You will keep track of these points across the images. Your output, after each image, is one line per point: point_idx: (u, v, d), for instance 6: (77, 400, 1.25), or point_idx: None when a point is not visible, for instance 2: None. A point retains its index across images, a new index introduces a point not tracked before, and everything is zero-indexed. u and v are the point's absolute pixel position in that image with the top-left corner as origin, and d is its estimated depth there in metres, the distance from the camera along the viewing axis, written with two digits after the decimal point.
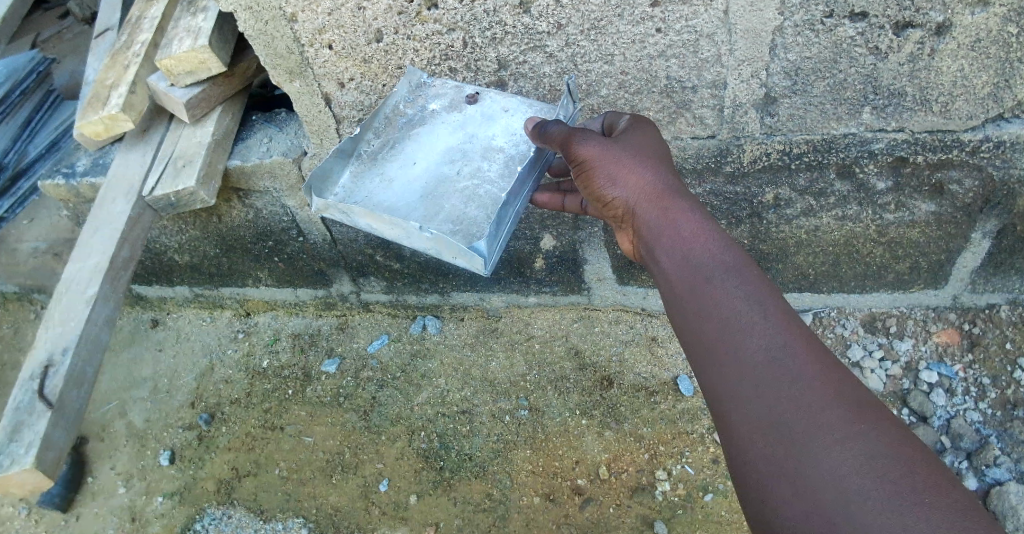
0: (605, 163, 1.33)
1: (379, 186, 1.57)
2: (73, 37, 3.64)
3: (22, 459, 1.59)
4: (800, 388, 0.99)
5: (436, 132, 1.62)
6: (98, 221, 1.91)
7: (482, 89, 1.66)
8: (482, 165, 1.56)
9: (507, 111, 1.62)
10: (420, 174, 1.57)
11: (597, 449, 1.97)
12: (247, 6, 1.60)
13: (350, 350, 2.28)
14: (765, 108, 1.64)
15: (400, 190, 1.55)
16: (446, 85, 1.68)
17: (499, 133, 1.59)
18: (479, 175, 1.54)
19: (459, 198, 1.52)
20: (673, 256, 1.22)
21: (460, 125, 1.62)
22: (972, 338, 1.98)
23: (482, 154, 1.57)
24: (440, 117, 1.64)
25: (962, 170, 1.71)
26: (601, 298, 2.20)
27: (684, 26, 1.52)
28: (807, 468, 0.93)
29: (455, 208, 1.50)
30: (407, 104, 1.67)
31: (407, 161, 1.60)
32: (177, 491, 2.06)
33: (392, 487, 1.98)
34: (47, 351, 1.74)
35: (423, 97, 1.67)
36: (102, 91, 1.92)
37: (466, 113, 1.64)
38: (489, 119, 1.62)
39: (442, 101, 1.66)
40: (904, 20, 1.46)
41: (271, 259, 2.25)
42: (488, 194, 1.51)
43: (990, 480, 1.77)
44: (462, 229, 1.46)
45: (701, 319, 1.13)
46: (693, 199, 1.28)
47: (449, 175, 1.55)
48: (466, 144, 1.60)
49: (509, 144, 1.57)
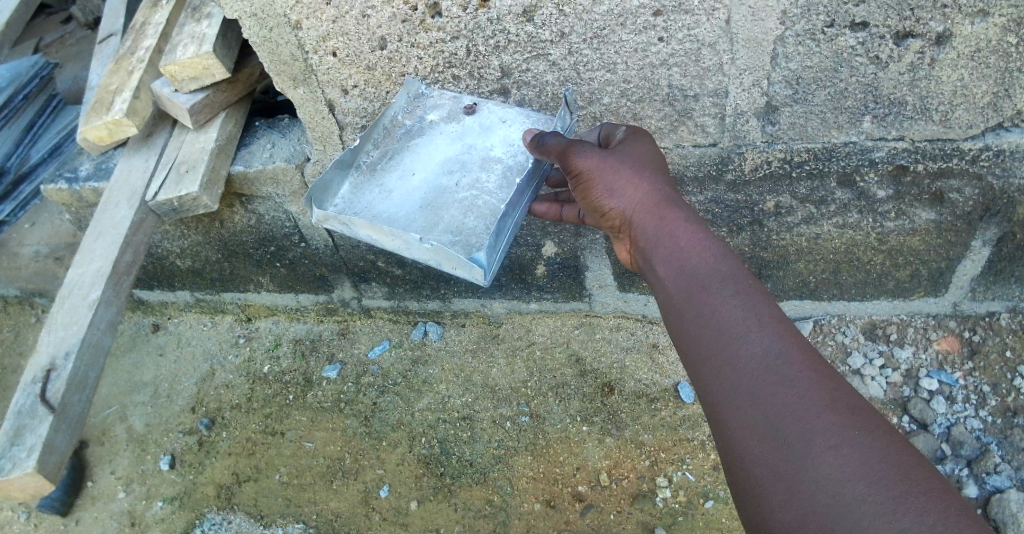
0: (602, 174, 1.34)
1: (379, 197, 1.58)
2: (76, 42, 3.67)
3: (23, 463, 1.59)
4: (797, 394, 1.00)
5: (434, 143, 1.63)
6: (101, 226, 1.91)
7: (480, 100, 1.67)
8: (481, 176, 1.56)
9: (505, 123, 1.63)
10: (419, 185, 1.58)
11: (598, 456, 1.97)
12: (252, 13, 1.61)
13: (351, 356, 2.28)
14: (766, 116, 1.65)
15: (401, 201, 1.56)
16: (444, 96, 1.69)
17: (497, 144, 1.60)
18: (478, 186, 1.55)
19: (458, 210, 1.52)
20: (670, 264, 1.23)
21: (459, 136, 1.63)
22: (972, 346, 1.99)
23: (480, 165, 1.58)
24: (438, 128, 1.65)
25: (962, 178, 1.72)
26: (602, 305, 2.21)
27: (685, 35, 1.53)
28: (804, 474, 0.94)
29: (454, 219, 1.51)
30: (406, 115, 1.68)
31: (406, 172, 1.60)
32: (177, 496, 2.06)
33: (393, 492, 1.98)
34: (49, 356, 1.74)
35: (421, 108, 1.68)
36: (107, 97, 1.93)
37: (464, 123, 1.65)
38: (487, 130, 1.63)
39: (441, 112, 1.67)
40: (904, 30, 1.47)
41: (272, 264, 2.25)
42: (487, 205, 1.51)
43: (990, 487, 1.77)
44: (463, 239, 1.47)
45: (698, 327, 1.13)
46: (689, 208, 1.29)
47: (447, 187, 1.56)
48: (464, 155, 1.60)
49: (507, 154, 1.58)
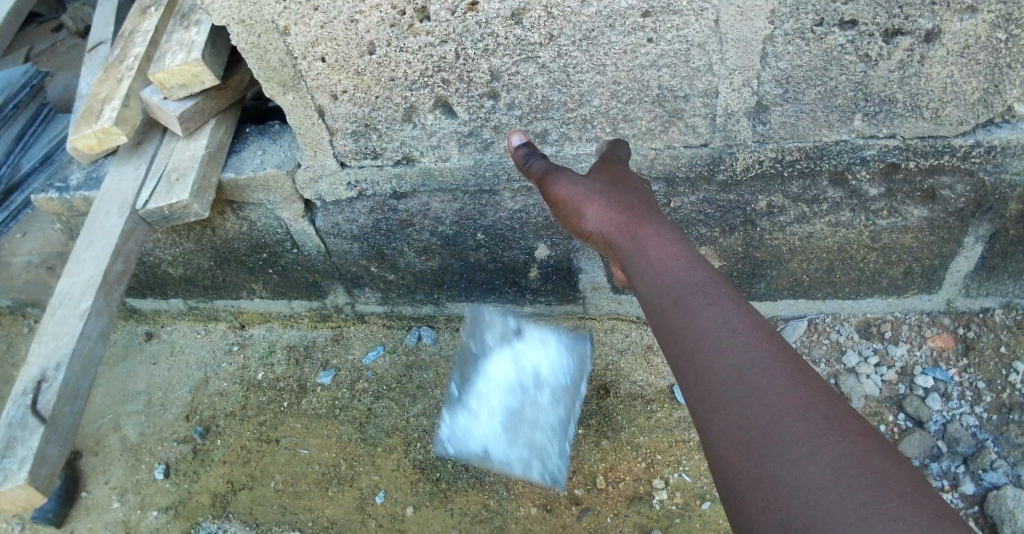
0: (579, 199, 1.35)
1: (467, 426, 1.75)
2: (67, 50, 3.65)
3: (14, 475, 1.57)
4: (771, 404, 0.99)
5: (496, 353, 1.79)
6: (90, 235, 1.90)
7: (524, 322, 1.81)
8: (541, 389, 1.77)
9: (543, 343, 1.80)
10: (492, 412, 1.75)
11: (594, 459, 1.96)
12: (240, 19, 1.60)
13: (345, 362, 2.27)
14: (756, 116, 1.65)
15: (487, 424, 1.74)
16: (496, 317, 1.83)
17: (544, 366, 1.79)
18: (541, 385, 1.77)
19: (531, 432, 1.73)
20: (648, 279, 1.22)
21: (515, 361, 1.78)
22: (967, 342, 1.99)
23: (537, 387, 1.76)
24: (495, 351, 1.79)
25: (954, 175, 1.71)
26: (596, 306, 2.21)
27: (675, 36, 1.53)
28: (781, 482, 0.92)
29: (529, 441, 1.72)
30: (470, 339, 1.81)
31: (478, 397, 1.76)
32: (172, 505, 2.05)
33: (390, 498, 1.97)
34: (40, 367, 1.72)
35: (479, 330, 1.82)
36: (96, 105, 1.92)
37: (516, 347, 1.79)
38: (539, 344, 1.80)
39: (495, 334, 1.81)
40: (893, 28, 1.47)
41: (265, 270, 2.24)
42: (547, 424, 1.73)
43: (987, 484, 1.77)
44: (536, 453, 1.71)
45: (675, 341, 1.13)
46: (662, 220, 1.28)
47: (516, 414, 1.74)
48: (524, 363, 1.78)
49: (553, 374, 1.78)
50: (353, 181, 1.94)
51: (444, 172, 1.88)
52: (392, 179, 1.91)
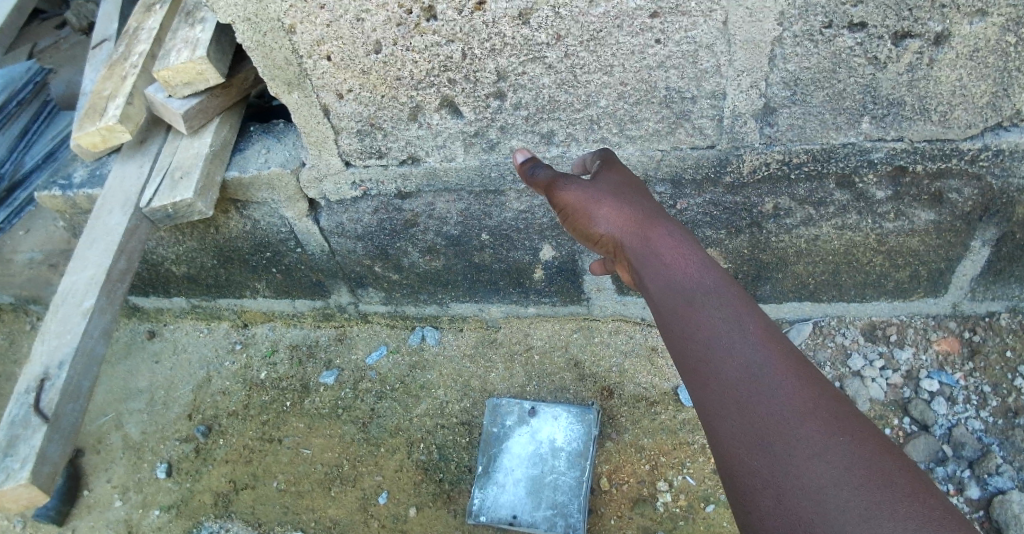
0: (586, 204, 1.33)
1: (498, 492, 1.89)
2: (70, 48, 3.65)
3: (16, 474, 1.57)
4: (782, 405, 0.99)
5: (515, 441, 1.96)
6: (94, 233, 1.89)
7: (538, 403, 2.00)
8: (560, 478, 1.89)
9: (554, 418, 1.96)
10: (518, 480, 1.90)
11: (598, 461, 1.95)
12: (246, 17, 1.60)
13: (349, 361, 2.27)
14: (764, 118, 1.64)
15: (514, 501, 1.87)
16: (512, 403, 2.02)
17: (558, 433, 1.95)
18: (557, 452, 1.93)
19: (550, 486, 1.88)
20: (658, 283, 1.20)
21: (531, 435, 1.96)
22: (972, 346, 1.98)
23: (553, 455, 1.92)
24: (514, 433, 1.97)
25: (962, 178, 1.70)
26: (601, 308, 2.20)
27: (683, 37, 1.52)
28: (790, 481, 0.92)
29: (549, 495, 1.87)
30: (491, 423, 2.00)
31: (504, 469, 1.92)
32: (174, 504, 2.04)
33: (392, 499, 1.96)
34: (43, 365, 1.72)
35: (500, 416, 2.00)
36: (100, 103, 1.91)
37: (532, 424, 1.97)
38: (552, 434, 1.95)
39: (512, 416, 1.99)
40: (903, 31, 1.46)
41: (269, 269, 2.24)
42: (565, 483, 1.88)
43: (992, 489, 1.76)
44: (559, 512, 1.84)
45: (686, 342, 1.11)
46: (672, 223, 1.27)
47: (537, 477, 1.90)
48: (544, 457, 1.93)
49: (568, 442, 1.93)
50: (357, 180, 1.93)
51: (449, 172, 1.87)
52: (397, 179, 1.91)
